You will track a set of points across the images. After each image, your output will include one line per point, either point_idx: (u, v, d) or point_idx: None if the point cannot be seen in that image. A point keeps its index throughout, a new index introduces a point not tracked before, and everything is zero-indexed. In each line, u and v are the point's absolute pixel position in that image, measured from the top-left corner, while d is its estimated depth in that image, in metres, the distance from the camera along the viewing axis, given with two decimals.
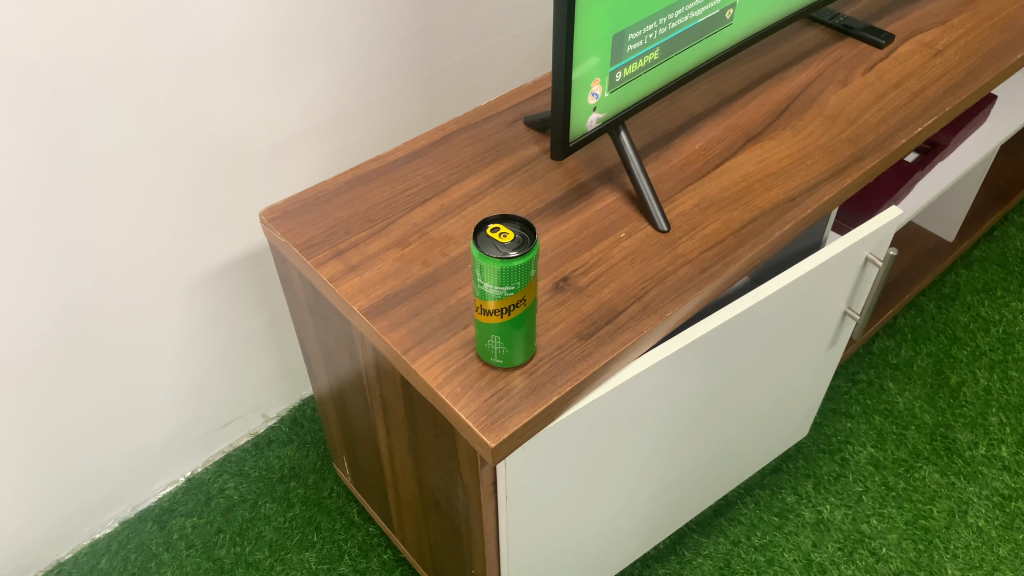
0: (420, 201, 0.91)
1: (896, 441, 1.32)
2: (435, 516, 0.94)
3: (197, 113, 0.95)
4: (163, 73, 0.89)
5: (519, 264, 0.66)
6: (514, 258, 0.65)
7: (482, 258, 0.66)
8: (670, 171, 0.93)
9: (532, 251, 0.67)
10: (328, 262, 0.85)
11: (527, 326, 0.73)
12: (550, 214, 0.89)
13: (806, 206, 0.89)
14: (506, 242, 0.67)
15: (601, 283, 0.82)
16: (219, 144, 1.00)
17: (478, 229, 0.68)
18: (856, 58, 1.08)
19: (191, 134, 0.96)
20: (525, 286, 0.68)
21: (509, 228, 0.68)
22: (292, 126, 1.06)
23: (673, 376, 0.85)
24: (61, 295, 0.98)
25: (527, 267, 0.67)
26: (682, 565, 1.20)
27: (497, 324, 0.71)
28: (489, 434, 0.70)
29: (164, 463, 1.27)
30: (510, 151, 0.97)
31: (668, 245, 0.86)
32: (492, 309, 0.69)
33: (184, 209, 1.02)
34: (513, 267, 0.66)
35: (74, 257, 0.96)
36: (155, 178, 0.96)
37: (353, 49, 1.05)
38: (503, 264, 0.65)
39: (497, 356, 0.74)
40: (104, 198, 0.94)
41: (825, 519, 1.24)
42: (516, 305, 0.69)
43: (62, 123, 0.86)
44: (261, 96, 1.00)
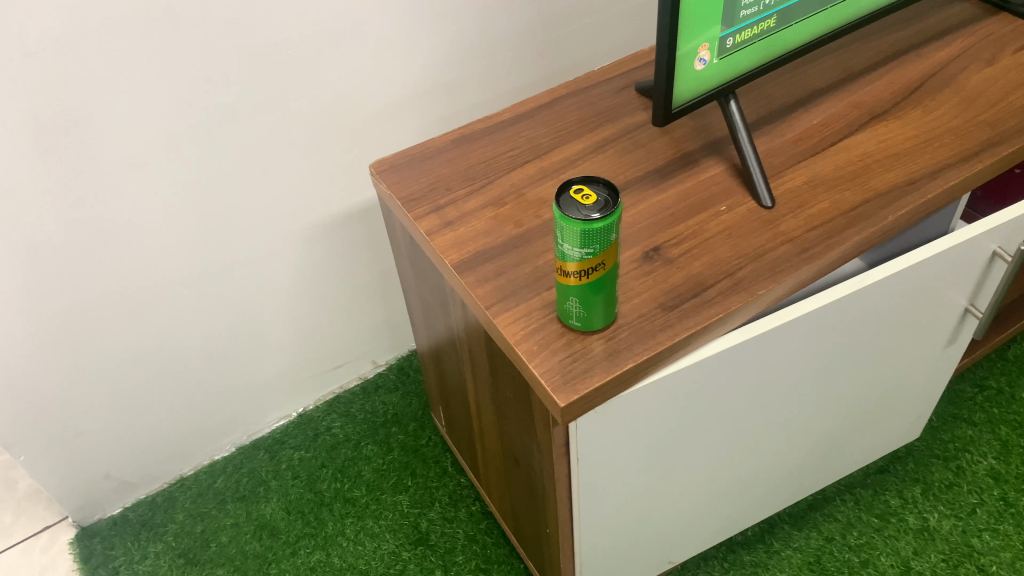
0: (520, 162, 0.92)
1: (1023, 455, 1.23)
2: (515, 472, 0.97)
3: (321, 66, 0.99)
4: (294, 30, 0.94)
5: (601, 227, 0.66)
6: (596, 220, 0.65)
7: (563, 220, 0.66)
8: (781, 146, 0.89)
9: (615, 214, 0.66)
10: (425, 216, 0.87)
11: (607, 290, 0.73)
12: (650, 182, 0.88)
13: (927, 191, 0.83)
14: (588, 205, 0.67)
15: (692, 256, 0.81)
16: (342, 100, 1.04)
17: (561, 190, 0.68)
18: (1009, 38, 0.99)
19: (317, 88, 1.01)
20: (607, 249, 0.68)
21: (593, 191, 0.68)
22: (409, 83, 1.08)
23: (761, 357, 0.82)
24: (195, 234, 1.06)
25: (609, 231, 0.67)
26: (769, 555, 1.17)
27: (577, 286, 0.71)
28: (558, 393, 0.71)
29: (278, 397, 1.36)
30: (617, 117, 0.96)
31: (769, 222, 0.83)
32: (574, 271, 0.70)
33: (307, 160, 1.08)
34: (596, 230, 0.66)
35: (207, 198, 1.03)
36: (282, 128, 1.02)
37: (475, 11, 1.07)
38: (585, 226, 0.65)
39: (576, 319, 0.74)
40: (235, 147, 1.00)
41: (931, 528, 1.17)
42: (596, 268, 0.69)
43: (200, 74, 0.91)
44: (383, 54, 1.03)
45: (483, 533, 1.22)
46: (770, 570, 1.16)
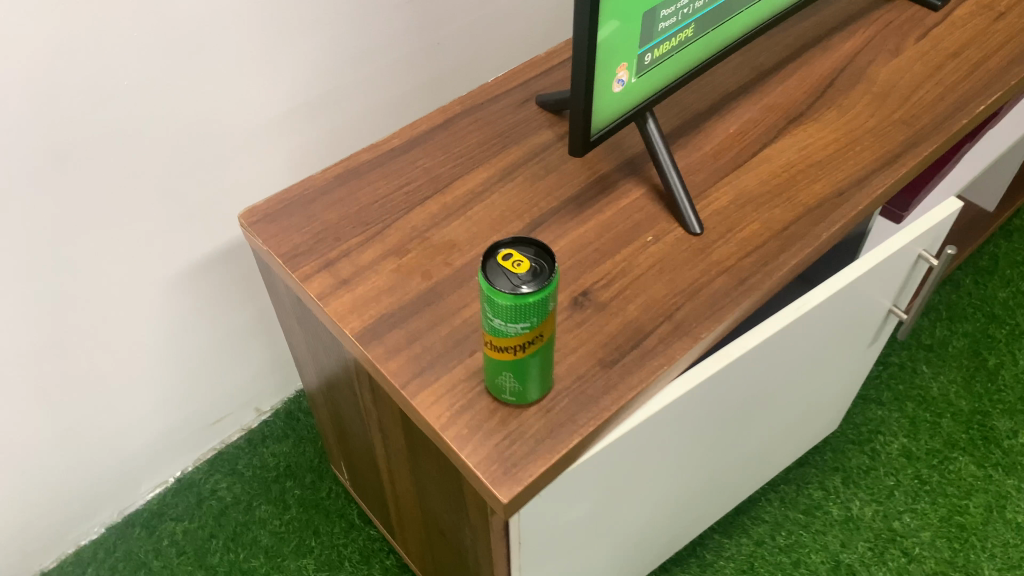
0: (420, 198, 0.80)
1: (930, 430, 1.25)
2: (440, 543, 0.87)
3: (171, 96, 0.83)
4: (134, 56, 0.78)
5: (536, 300, 0.56)
6: (529, 293, 0.55)
7: (491, 293, 0.56)
8: (704, 159, 0.83)
9: (551, 283, 0.56)
10: (316, 274, 0.74)
11: (544, 361, 0.63)
12: (567, 213, 0.79)
13: (856, 203, 0.79)
14: (520, 273, 0.57)
15: (626, 298, 0.72)
16: (199, 132, 0.88)
17: (485, 255, 0.58)
18: (898, 31, 0.98)
19: (170, 124, 0.85)
20: (543, 320, 0.58)
21: (524, 255, 0.58)
22: (274, 104, 0.93)
23: (706, 399, 0.75)
24: (29, 305, 0.88)
25: (546, 302, 0.57)
26: (703, 569, 1.13)
27: (510, 362, 0.61)
28: (501, 487, 0.61)
29: (153, 464, 1.19)
30: (521, 137, 0.86)
31: (701, 251, 0.75)
32: (505, 347, 0.59)
33: (164, 206, 0.91)
34: (530, 304, 0.56)
35: (41, 262, 0.85)
36: (131, 174, 0.86)
37: (351, 19, 0.93)
38: (517, 301, 0.55)
39: (509, 394, 0.64)
40: (71, 201, 0.83)
41: (854, 517, 1.17)
42: (532, 342, 0.59)
43: (16, 117, 0.74)
44: (245, 76, 0.88)
45: None
46: None
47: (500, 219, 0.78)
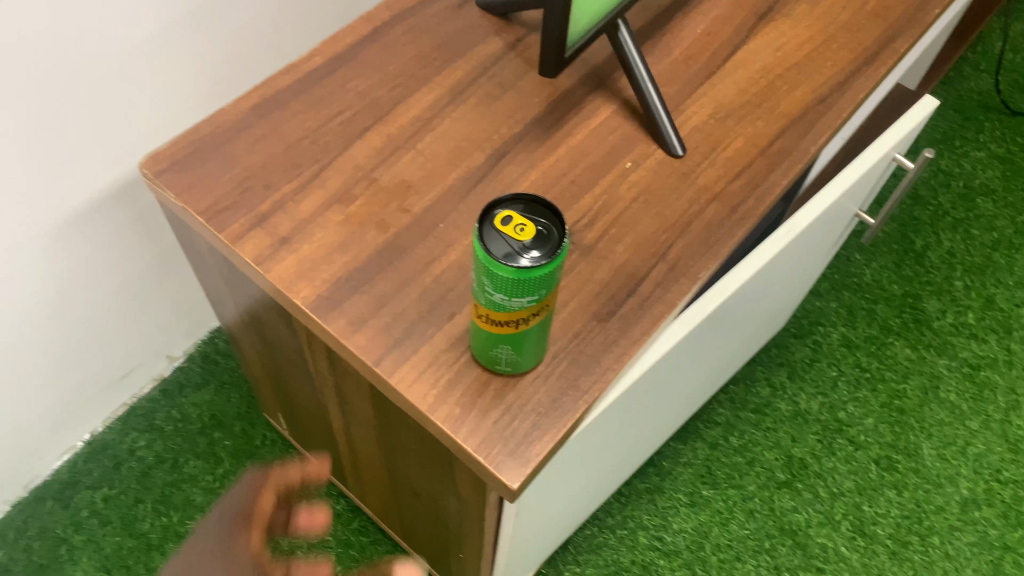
0: (358, 130, 0.68)
1: (866, 316, 1.26)
2: (411, 503, 0.80)
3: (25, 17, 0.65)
4: None
5: (542, 273, 0.47)
6: (536, 267, 0.47)
7: (490, 265, 0.47)
8: (676, 67, 0.74)
9: (559, 251, 0.48)
10: (249, 234, 0.62)
11: (545, 330, 0.55)
12: (533, 138, 0.69)
13: (841, 109, 0.72)
14: (524, 240, 0.48)
15: (613, 238, 0.64)
16: (66, 57, 0.71)
17: (483, 216, 0.48)
18: None
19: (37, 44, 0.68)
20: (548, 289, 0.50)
21: (527, 217, 0.49)
22: (159, 16, 0.76)
23: (696, 336, 0.70)
24: None
25: (553, 274, 0.49)
26: (662, 477, 1.13)
27: (506, 334, 0.53)
28: (505, 473, 0.54)
29: (57, 430, 1.05)
30: (465, 48, 0.74)
31: (687, 176, 0.68)
32: (503, 320, 0.51)
33: (35, 147, 0.75)
34: (535, 277, 0.47)
35: None
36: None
37: None
38: (520, 274, 0.47)
39: (501, 365, 0.56)
40: None
41: (803, 411, 1.18)
42: (535, 315, 0.51)
43: None
44: None
45: (358, 534, 1.06)
46: (666, 493, 1.11)
47: (458, 150, 0.67)
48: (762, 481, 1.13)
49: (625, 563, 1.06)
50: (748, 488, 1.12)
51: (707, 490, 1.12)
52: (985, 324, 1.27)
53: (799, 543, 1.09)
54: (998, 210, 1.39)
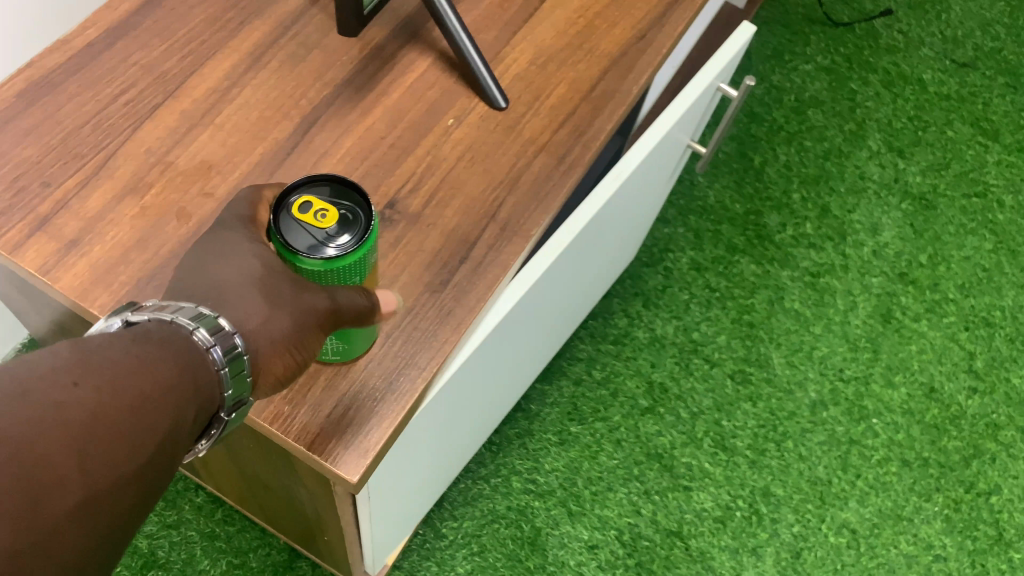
0: (147, 109, 0.61)
1: (713, 237, 1.30)
2: (266, 493, 0.77)
3: None
4: None
5: (349, 257, 0.45)
6: (343, 256, 0.44)
7: (293, 257, 0.44)
8: (492, 11, 0.71)
9: (368, 233, 0.45)
10: (28, 241, 0.55)
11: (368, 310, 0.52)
12: (345, 102, 0.64)
13: (660, 45, 0.71)
14: (327, 228, 0.44)
15: (440, 203, 0.61)
16: None
17: (278, 204, 0.44)
18: None
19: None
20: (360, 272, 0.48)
21: (327, 201, 0.45)
22: None
23: (537, 292, 0.69)
24: None
25: (362, 256, 0.46)
26: (531, 420, 1.14)
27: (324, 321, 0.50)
28: (345, 465, 0.52)
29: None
30: (261, 5, 0.67)
31: (511, 129, 0.65)
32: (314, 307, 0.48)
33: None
34: (343, 261, 0.45)
35: None
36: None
37: None
38: (327, 261, 0.44)
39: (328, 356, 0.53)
40: None
41: (659, 336, 1.22)
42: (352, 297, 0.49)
43: None
44: None
45: (223, 523, 1.02)
46: (536, 435, 1.13)
47: (263, 122, 0.62)
48: (626, 410, 1.16)
49: (501, 510, 1.07)
50: (613, 418, 1.15)
51: (575, 426, 1.14)
52: (822, 233, 1.33)
53: (666, 465, 1.13)
54: (827, 120, 1.44)
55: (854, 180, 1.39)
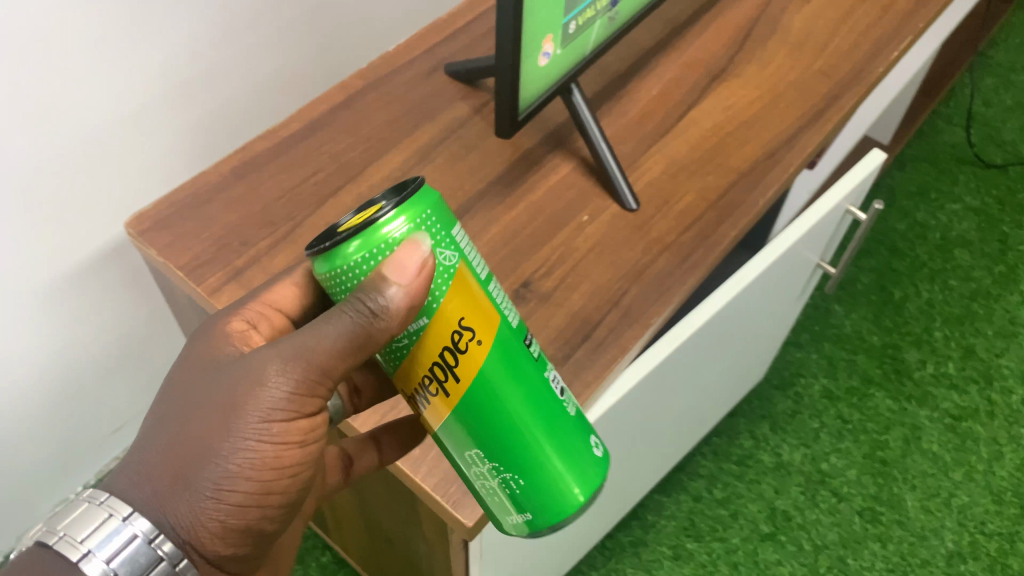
0: (330, 189, 0.72)
1: (847, 367, 1.28)
2: (387, 550, 0.82)
3: (35, 90, 0.65)
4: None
5: (382, 225, 0.40)
6: (366, 229, 0.40)
7: (329, 260, 0.41)
8: (631, 126, 0.79)
9: (405, 202, 0.41)
10: (224, 287, 0.65)
11: (536, 425, 0.46)
12: (495, 195, 0.73)
13: (788, 164, 0.77)
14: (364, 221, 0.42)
15: (569, 286, 0.68)
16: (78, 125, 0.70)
17: (331, 231, 0.44)
18: None
19: (39, 104, 0.66)
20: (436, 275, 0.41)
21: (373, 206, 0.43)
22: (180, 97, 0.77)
23: (655, 380, 0.73)
24: None
25: (411, 232, 0.40)
26: (645, 530, 1.13)
27: (462, 430, 0.45)
28: (461, 511, 0.56)
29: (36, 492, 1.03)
30: (433, 112, 0.79)
31: (640, 228, 0.72)
32: (426, 376, 0.43)
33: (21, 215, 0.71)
34: (377, 232, 0.40)
35: None
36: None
37: None
38: (360, 241, 0.40)
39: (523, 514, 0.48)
40: None
41: (785, 462, 1.19)
42: (457, 343, 0.42)
43: None
44: (121, 47, 0.68)
45: None
46: (650, 546, 1.11)
47: None
48: (745, 534, 1.13)
49: None
50: (732, 541, 1.12)
51: (691, 543, 1.12)
52: (965, 374, 1.29)
53: None
54: (975, 261, 1.41)
55: (1004, 323, 1.35)
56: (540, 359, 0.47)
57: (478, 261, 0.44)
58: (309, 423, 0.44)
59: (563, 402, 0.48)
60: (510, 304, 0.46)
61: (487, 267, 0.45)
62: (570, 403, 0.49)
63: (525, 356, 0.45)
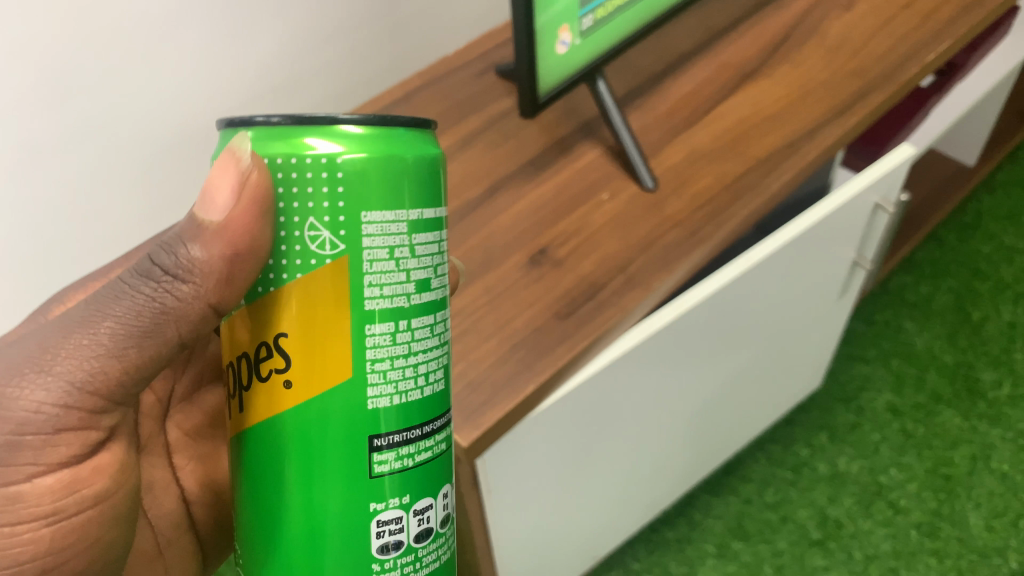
0: None
1: (915, 384, 1.26)
2: None
3: (142, 83, 0.72)
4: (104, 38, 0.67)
5: (303, 132, 0.39)
6: (279, 122, 0.40)
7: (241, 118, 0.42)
8: (658, 120, 0.85)
9: (347, 132, 0.39)
10: None
11: (298, 549, 0.43)
12: (525, 176, 0.81)
13: (806, 152, 0.81)
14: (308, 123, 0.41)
15: (581, 254, 0.74)
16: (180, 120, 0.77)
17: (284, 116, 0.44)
18: None
19: (80, 128, 0.70)
20: (294, 208, 0.40)
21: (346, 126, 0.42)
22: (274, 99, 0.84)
23: (667, 346, 0.78)
24: None
25: (322, 157, 0.39)
26: (692, 528, 1.15)
27: (242, 467, 0.44)
28: (460, 432, 0.62)
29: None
30: (479, 107, 0.88)
31: (654, 206, 0.78)
32: (249, 322, 0.42)
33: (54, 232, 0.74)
34: (294, 136, 0.39)
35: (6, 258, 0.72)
36: (13, 200, 0.70)
37: None
38: (258, 136, 0.40)
39: None
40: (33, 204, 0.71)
41: (841, 473, 1.18)
42: (267, 359, 0.41)
43: None
44: (215, 49, 0.76)
45: None
46: (694, 543, 1.14)
47: (460, 185, 0.81)
48: (794, 538, 1.13)
49: None
50: (779, 544, 1.13)
51: (737, 543, 1.13)
52: None
53: None
54: None
55: None
56: (371, 486, 0.42)
57: (375, 285, 0.40)
58: (70, 478, 0.46)
59: (362, 568, 0.43)
60: (381, 389, 0.42)
61: (386, 307, 0.41)
62: (378, 570, 0.43)
63: (344, 473, 0.42)
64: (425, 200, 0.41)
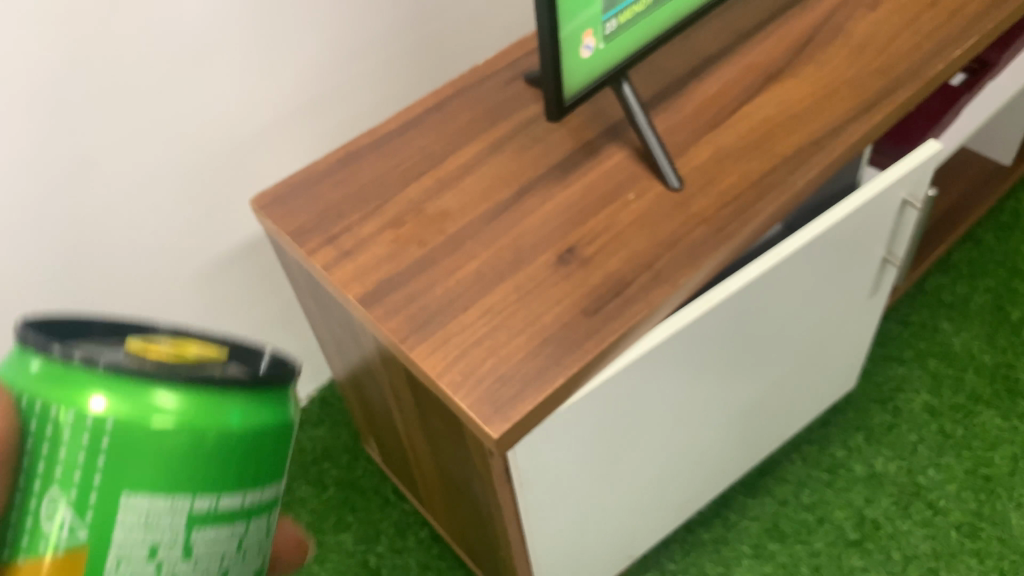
0: (415, 174, 0.86)
1: (953, 385, 1.25)
2: (460, 500, 0.92)
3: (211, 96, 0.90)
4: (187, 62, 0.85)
5: (87, 394, 0.47)
6: (72, 362, 0.47)
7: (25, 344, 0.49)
8: (683, 121, 0.87)
9: (144, 408, 0.47)
10: (321, 249, 0.80)
11: None
12: (553, 179, 0.83)
13: (832, 150, 0.82)
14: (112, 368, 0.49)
15: (608, 252, 0.76)
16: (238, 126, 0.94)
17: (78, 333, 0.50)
18: None
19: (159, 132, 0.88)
20: (37, 478, 0.47)
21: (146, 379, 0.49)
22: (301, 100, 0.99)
23: (696, 343, 0.79)
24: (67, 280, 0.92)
25: (99, 423, 0.46)
26: (727, 529, 1.15)
27: None
28: (490, 425, 0.65)
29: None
30: (509, 113, 0.91)
31: (680, 205, 0.79)
32: (4, 567, 0.49)
33: (14, 218, 0.83)
34: (72, 392, 0.47)
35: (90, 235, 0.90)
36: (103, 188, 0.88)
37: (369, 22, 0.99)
38: (48, 380, 0.47)
39: None
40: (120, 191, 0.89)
41: (879, 473, 1.18)
42: None
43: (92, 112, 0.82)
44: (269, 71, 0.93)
45: (437, 558, 1.18)
46: (731, 544, 1.14)
47: (490, 188, 0.83)
48: (831, 539, 1.13)
49: None
50: (815, 545, 1.12)
51: (773, 544, 1.13)
52: None
53: None
54: None
55: None
56: None
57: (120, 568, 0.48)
58: None
59: None
60: None
61: None
62: None
63: None
64: (207, 487, 0.50)
